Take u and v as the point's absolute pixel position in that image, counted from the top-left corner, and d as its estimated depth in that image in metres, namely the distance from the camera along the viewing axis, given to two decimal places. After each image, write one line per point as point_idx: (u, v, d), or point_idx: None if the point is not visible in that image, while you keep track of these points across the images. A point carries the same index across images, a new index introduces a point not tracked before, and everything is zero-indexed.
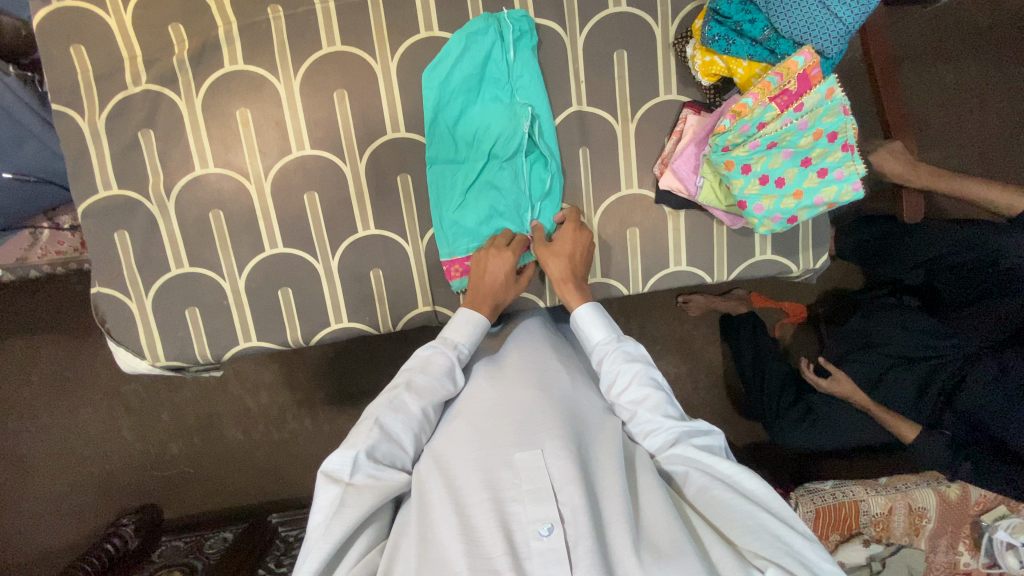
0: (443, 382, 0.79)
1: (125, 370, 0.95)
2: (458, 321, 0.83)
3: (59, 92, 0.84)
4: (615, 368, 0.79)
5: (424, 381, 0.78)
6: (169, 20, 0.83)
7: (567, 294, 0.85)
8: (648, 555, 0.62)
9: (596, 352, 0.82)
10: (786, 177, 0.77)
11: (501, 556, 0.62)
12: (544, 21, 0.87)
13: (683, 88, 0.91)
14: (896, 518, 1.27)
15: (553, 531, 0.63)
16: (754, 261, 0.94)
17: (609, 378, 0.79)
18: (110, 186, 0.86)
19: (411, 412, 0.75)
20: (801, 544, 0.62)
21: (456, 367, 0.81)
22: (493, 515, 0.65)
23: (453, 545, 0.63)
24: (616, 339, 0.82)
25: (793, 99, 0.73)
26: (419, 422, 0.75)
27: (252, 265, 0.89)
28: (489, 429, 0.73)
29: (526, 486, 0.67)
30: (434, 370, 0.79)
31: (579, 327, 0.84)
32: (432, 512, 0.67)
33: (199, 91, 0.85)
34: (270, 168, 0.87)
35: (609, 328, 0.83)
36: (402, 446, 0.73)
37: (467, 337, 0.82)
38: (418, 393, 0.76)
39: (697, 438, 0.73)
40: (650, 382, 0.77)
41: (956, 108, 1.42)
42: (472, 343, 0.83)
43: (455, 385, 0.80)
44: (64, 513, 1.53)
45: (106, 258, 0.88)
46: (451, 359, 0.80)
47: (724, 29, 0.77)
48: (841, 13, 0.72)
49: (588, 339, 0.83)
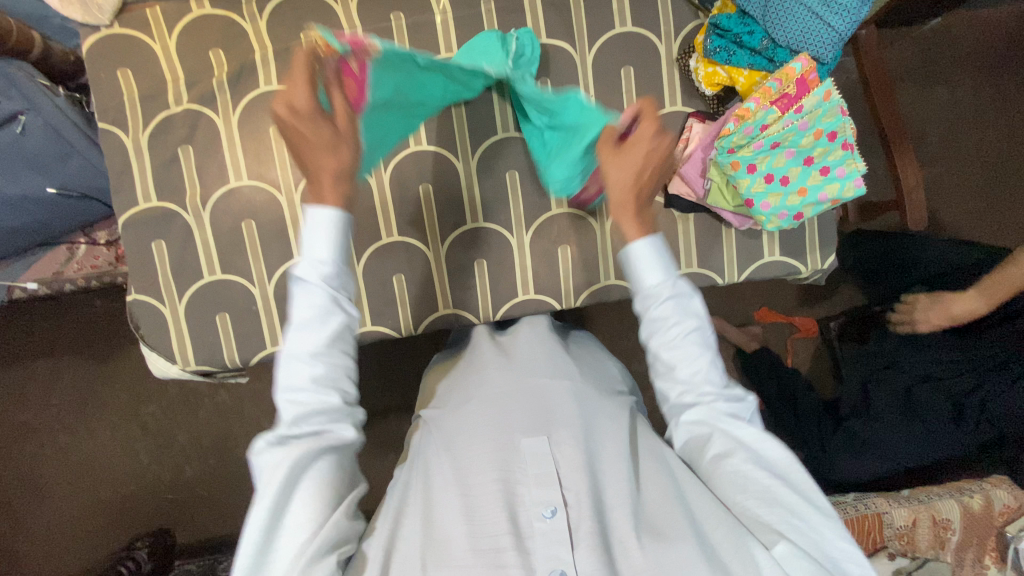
0: (324, 320, 0.62)
1: (156, 375, 0.98)
2: (310, 234, 0.63)
3: (107, 112, 0.90)
4: (664, 318, 0.68)
5: (304, 331, 0.62)
6: (210, 46, 0.90)
7: (624, 220, 0.70)
8: (648, 536, 0.68)
9: (645, 296, 0.69)
10: (790, 176, 0.81)
11: (506, 535, 0.67)
12: (555, 41, 0.94)
13: (688, 100, 0.96)
14: (920, 531, 1.24)
15: (556, 514, 0.68)
16: (763, 263, 0.98)
17: (654, 329, 0.69)
18: (150, 198, 0.92)
19: (301, 367, 0.62)
20: (814, 515, 0.65)
21: (338, 293, 0.63)
22: (500, 496, 0.70)
23: (457, 526, 0.69)
24: (673, 284, 0.69)
25: (793, 102, 0.78)
26: (322, 378, 0.62)
27: (281, 272, 0.94)
28: (497, 416, 0.77)
29: (531, 471, 0.72)
30: (306, 313, 0.62)
31: (634, 267, 0.70)
32: (439, 494, 0.73)
33: (236, 110, 0.91)
34: (300, 180, 0.93)
35: (665, 272, 0.69)
36: (315, 403, 0.62)
37: (328, 247, 0.63)
38: (303, 348, 0.62)
39: (727, 401, 0.70)
40: (700, 342, 0.69)
41: (954, 125, 1.47)
42: (337, 259, 0.63)
43: (345, 313, 0.64)
44: (79, 536, 1.53)
45: (143, 266, 0.93)
46: (324, 288, 0.62)
47: (725, 41, 0.83)
48: (835, 23, 0.78)
49: (638, 279, 0.70)
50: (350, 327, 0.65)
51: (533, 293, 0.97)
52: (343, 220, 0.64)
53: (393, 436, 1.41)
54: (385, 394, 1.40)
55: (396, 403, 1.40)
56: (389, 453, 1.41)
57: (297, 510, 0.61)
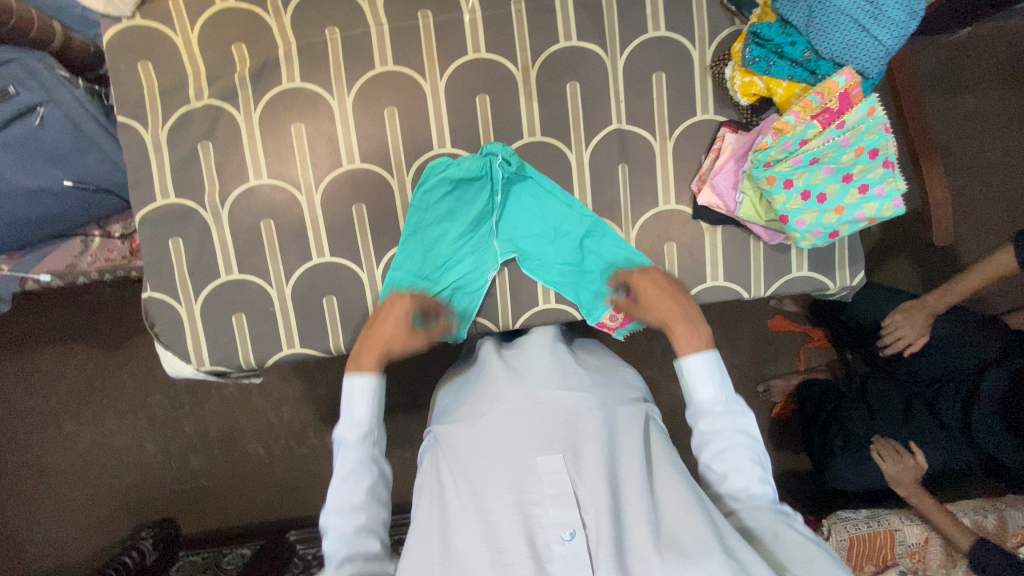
0: (363, 475, 0.77)
1: (169, 373, 0.96)
2: (350, 403, 0.81)
3: (126, 105, 0.88)
4: (715, 428, 0.79)
5: (351, 487, 0.76)
6: (232, 40, 0.88)
7: (683, 339, 0.84)
8: (670, 553, 0.66)
9: (696, 408, 0.82)
10: (827, 193, 0.78)
11: (525, 561, 0.65)
12: (586, 44, 0.91)
13: (720, 108, 0.93)
14: (932, 549, 1.20)
15: (575, 536, 0.67)
16: (790, 278, 0.95)
17: (706, 437, 0.80)
18: (167, 194, 0.90)
19: (346, 517, 0.74)
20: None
21: (372, 449, 0.80)
22: (518, 519, 0.68)
23: (478, 551, 0.67)
24: (725, 401, 0.81)
25: (834, 117, 0.75)
26: (365, 520, 0.75)
27: (300, 274, 0.92)
28: (510, 432, 0.75)
29: (549, 491, 0.70)
30: (347, 471, 0.77)
31: (687, 378, 0.83)
32: (457, 516, 0.72)
33: (257, 106, 0.89)
34: (321, 180, 0.91)
35: (719, 389, 0.81)
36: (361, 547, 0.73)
37: (363, 410, 0.81)
38: (347, 498, 0.75)
39: (771, 491, 0.76)
40: (749, 447, 0.78)
41: (979, 136, 1.44)
42: (376, 418, 0.82)
43: (376, 468, 0.79)
44: (83, 523, 1.53)
45: (159, 263, 0.91)
46: (360, 446, 0.79)
47: (765, 51, 0.81)
48: (881, 35, 0.74)
49: (693, 395, 0.82)
50: (381, 479, 0.80)
51: (553, 302, 0.95)
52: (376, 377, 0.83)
53: (402, 435, 1.40)
54: (394, 392, 1.39)
55: (404, 402, 1.39)
56: (397, 452, 1.40)
57: None
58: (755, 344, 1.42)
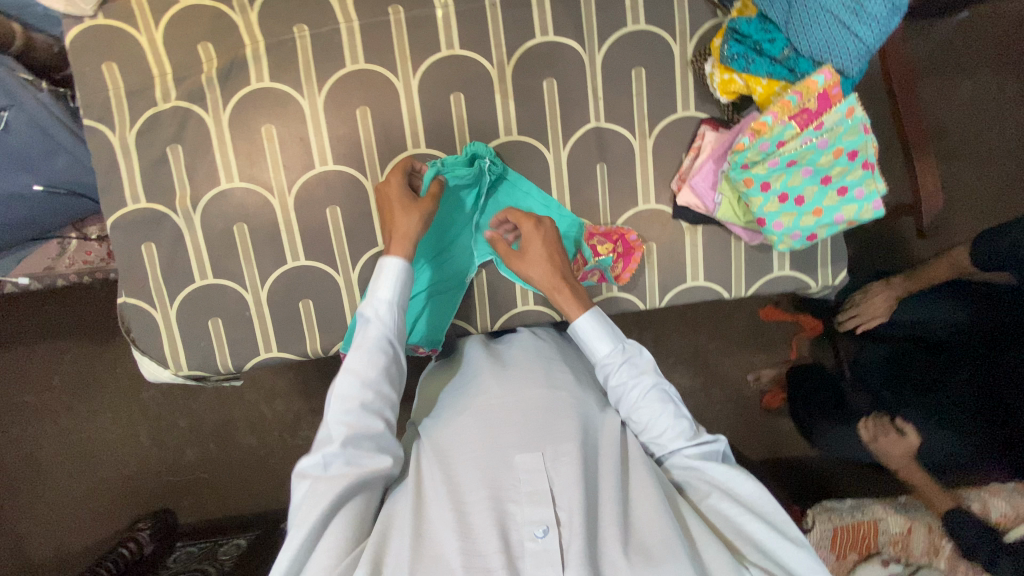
0: (375, 356, 0.72)
1: (148, 378, 0.96)
2: (377, 280, 0.76)
3: (91, 107, 0.86)
4: (622, 381, 0.76)
5: (360, 359, 0.72)
6: (198, 38, 0.86)
7: (563, 303, 0.81)
8: (637, 557, 0.61)
9: (602, 366, 0.78)
10: (805, 195, 0.77)
11: (496, 555, 0.59)
12: (564, 39, 0.88)
13: (701, 105, 0.91)
14: (915, 539, 1.18)
15: (549, 534, 0.62)
16: (772, 277, 0.94)
17: (617, 393, 0.77)
18: (138, 199, 0.88)
19: (355, 390, 0.70)
20: (783, 544, 0.65)
21: (392, 333, 0.74)
22: (491, 514, 0.63)
23: (449, 541, 0.61)
24: (622, 350, 0.78)
25: (813, 118, 0.73)
26: (371, 399, 0.70)
27: (275, 277, 0.91)
28: (485, 428, 0.71)
29: (524, 488, 0.65)
30: (363, 345, 0.73)
31: (583, 339, 0.79)
32: (429, 506, 0.66)
33: (226, 108, 0.87)
34: (293, 183, 0.89)
35: (611, 340, 0.78)
36: (363, 432, 0.68)
37: (388, 290, 0.75)
38: (357, 371, 0.70)
39: (688, 427, 0.74)
40: (660, 397, 0.75)
41: (976, 123, 1.40)
42: (397, 299, 0.76)
43: (393, 354, 0.74)
44: (80, 516, 1.55)
45: (133, 269, 0.90)
46: (382, 323, 0.74)
47: (744, 48, 0.78)
48: (862, 33, 0.71)
49: (593, 353, 0.79)
50: (396, 366, 0.74)
51: (532, 304, 0.94)
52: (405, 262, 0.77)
53: None
54: None
55: None
56: None
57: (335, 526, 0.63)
58: (744, 336, 1.41)
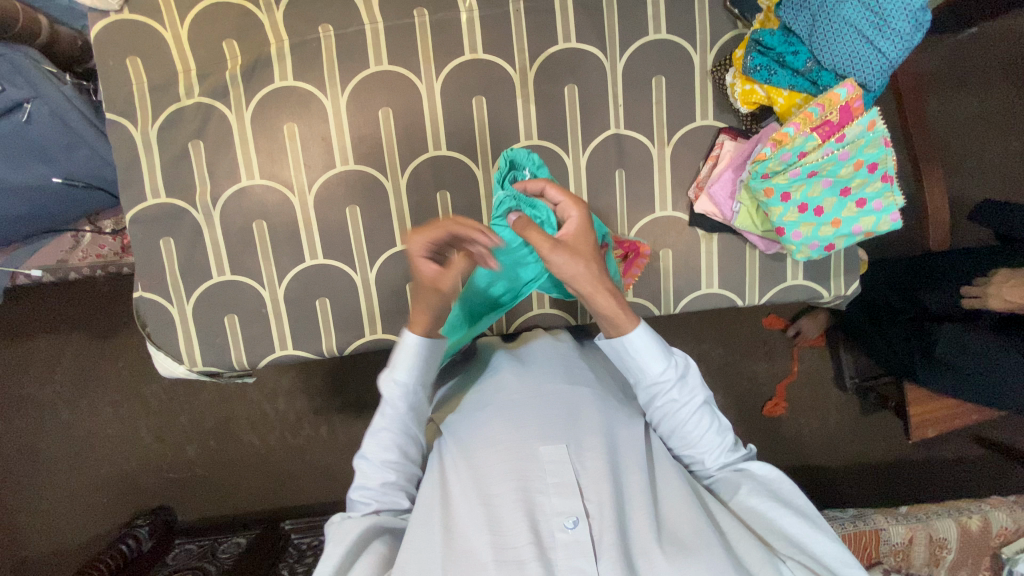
0: (395, 435, 0.72)
1: (162, 374, 0.96)
2: (394, 357, 0.73)
3: (115, 101, 0.86)
4: (674, 399, 0.72)
5: (380, 440, 0.72)
6: (223, 35, 0.86)
7: (606, 308, 0.69)
8: (671, 547, 0.62)
9: (653, 383, 0.72)
10: (824, 206, 0.78)
11: (529, 547, 0.60)
12: (586, 46, 0.89)
13: (719, 114, 0.92)
14: (916, 548, 1.19)
15: (579, 524, 0.62)
16: (785, 286, 0.95)
17: (668, 410, 0.72)
18: (158, 193, 0.89)
19: (378, 470, 0.71)
20: (821, 538, 0.65)
21: (407, 414, 0.73)
22: (521, 506, 0.63)
23: (480, 537, 0.62)
24: (674, 365, 0.72)
25: (834, 130, 0.74)
26: (393, 479, 0.72)
27: (292, 275, 0.91)
28: (513, 422, 0.70)
29: (551, 480, 0.65)
30: (380, 424, 0.72)
31: (636, 358, 0.71)
32: (457, 500, 0.67)
33: (249, 105, 0.87)
34: (314, 181, 0.89)
35: (665, 355, 0.71)
36: (389, 504, 0.71)
37: (406, 372, 0.72)
38: (379, 451, 0.71)
39: (726, 431, 0.74)
40: (706, 408, 0.73)
41: (983, 138, 1.42)
42: (412, 380, 0.72)
43: (412, 433, 0.73)
44: (80, 510, 1.54)
45: (150, 263, 0.90)
46: (397, 406, 0.72)
47: (767, 60, 0.80)
48: (886, 48, 0.73)
49: (642, 370, 0.72)
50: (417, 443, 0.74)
51: (548, 308, 0.95)
52: (426, 345, 0.72)
53: None
54: None
55: None
56: None
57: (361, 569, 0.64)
58: (750, 345, 1.41)
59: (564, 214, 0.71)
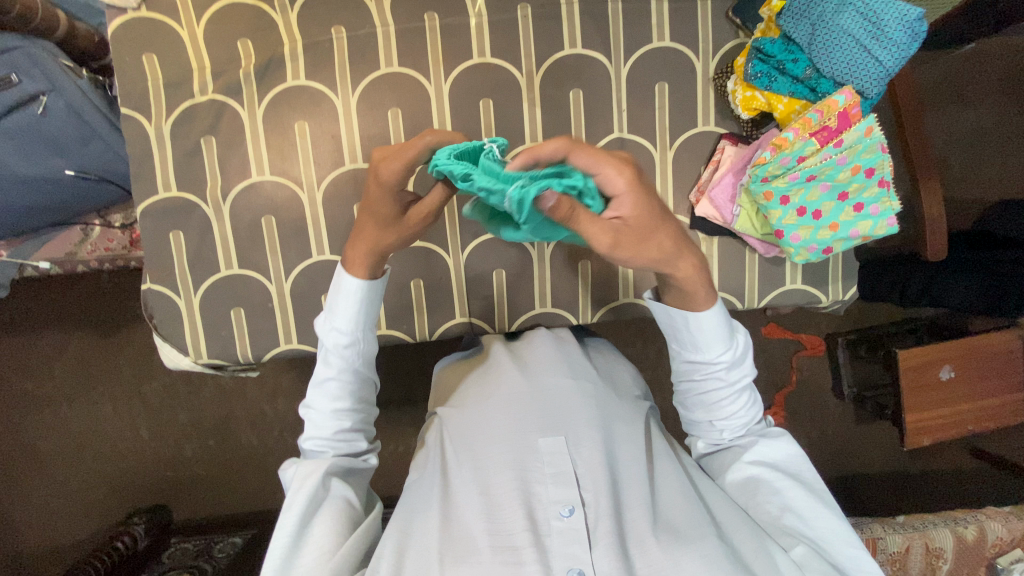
0: (347, 383, 0.72)
1: (167, 366, 0.97)
2: (335, 303, 0.71)
3: (130, 96, 0.88)
4: (723, 380, 0.73)
5: (330, 386, 0.71)
6: (238, 35, 0.88)
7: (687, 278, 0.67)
8: (666, 536, 0.62)
9: (708, 364, 0.72)
10: (822, 210, 0.80)
11: (524, 534, 0.61)
12: (591, 52, 0.92)
13: (721, 121, 0.94)
14: (912, 558, 1.19)
15: (574, 513, 0.63)
16: (784, 290, 0.97)
17: (714, 389, 0.73)
18: (170, 187, 0.90)
19: (330, 418, 0.71)
20: (827, 516, 0.66)
21: (356, 360, 0.72)
22: (519, 495, 0.64)
23: (476, 523, 0.63)
24: (733, 348, 0.72)
25: (833, 136, 0.76)
26: (346, 423, 0.72)
27: (299, 270, 0.93)
28: (514, 411, 0.72)
29: (549, 470, 0.66)
30: (328, 372, 0.72)
31: (698, 335, 0.71)
32: (456, 488, 0.68)
33: (261, 103, 0.89)
34: (323, 179, 0.91)
35: (728, 338, 0.71)
36: (344, 450, 0.72)
37: (350, 319, 0.71)
38: (331, 398, 0.71)
39: (755, 410, 0.75)
40: (747, 390, 0.74)
41: (980, 152, 1.44)
42: (356, 326, 0.71)
43: (362, 377, 0.73)
44: (76, 506, 1.53)
45: (160, 255, 0.91)
46: (344, 352, 0.71)
47: (767, 67, 0.82)
48: (882, 57, 0.75)
49: (703, 348, 0.72)
50: (365, 387, 0.74)
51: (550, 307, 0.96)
52: (367, 288, 0.71)
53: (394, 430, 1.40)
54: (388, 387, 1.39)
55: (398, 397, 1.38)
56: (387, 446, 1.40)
57: (323, 518, 0.65)
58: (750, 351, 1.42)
59: (606, 187, 0.58)
